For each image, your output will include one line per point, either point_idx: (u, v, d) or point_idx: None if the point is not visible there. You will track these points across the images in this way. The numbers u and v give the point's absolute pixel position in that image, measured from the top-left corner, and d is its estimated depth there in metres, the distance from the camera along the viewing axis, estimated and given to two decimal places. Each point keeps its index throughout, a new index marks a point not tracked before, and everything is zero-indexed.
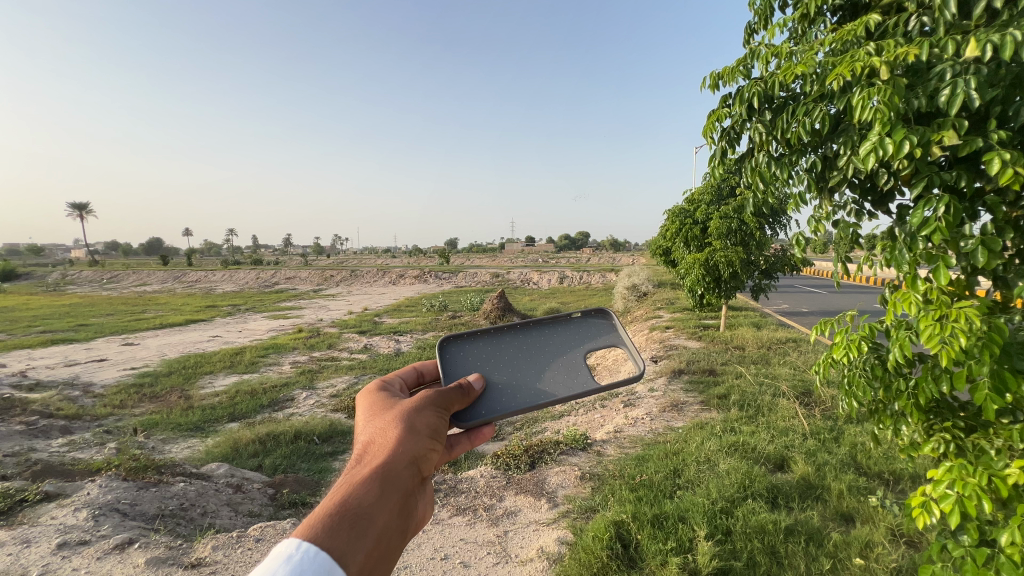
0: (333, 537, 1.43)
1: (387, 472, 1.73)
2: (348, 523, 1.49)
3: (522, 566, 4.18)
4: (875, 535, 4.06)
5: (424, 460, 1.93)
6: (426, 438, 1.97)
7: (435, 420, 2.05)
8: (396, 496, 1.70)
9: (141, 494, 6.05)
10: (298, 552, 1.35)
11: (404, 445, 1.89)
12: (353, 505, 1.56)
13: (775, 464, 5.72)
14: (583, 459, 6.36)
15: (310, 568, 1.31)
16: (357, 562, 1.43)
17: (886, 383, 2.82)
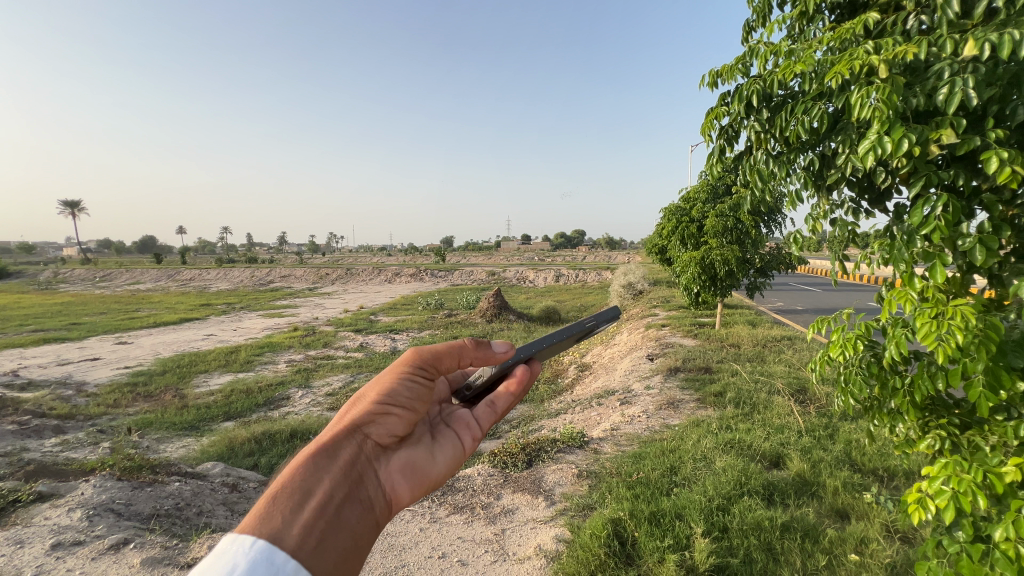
0: (263, 518, 1.42)
1: (325, 447, 1.72)
2: (278, 501, 1.48)
3: (520, 564, 4.18)
4: (870, 531, 4.10)
5: (377, 424, 1.89)
6: (375, 402, 1.93)
7: (388, 382, 1.98)
8: (337, 465, 1.68)
9: (135, 494, 6.01)
10: (231, 544, 1.33)
11: (348, 416, 1.87)
12: (287, 483, 1.55)
13: (771, 462, 5.76)
14: (580, 456, 6.38)
15: (245, 559, 1.30)
16: (292, 534, 1.40)
17: (883, 380, 2.84)
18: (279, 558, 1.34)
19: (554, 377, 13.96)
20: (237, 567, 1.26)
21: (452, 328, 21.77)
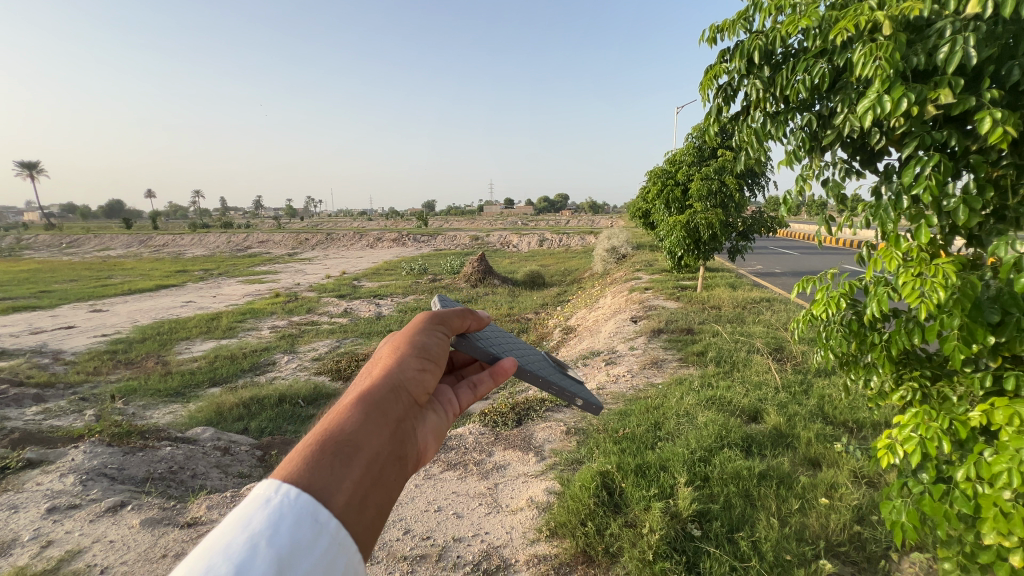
0: (315, 468, 1.42)
1: (372, 401, 1.74)
2: (330, 453, 1.48)
3: (513, 515, 4.37)
4: (840, 477, 4.40)
5: (415, 382, 1.97)
6: (413, 359, 2.01)
7: (422, 340, 2.10)
8: (381, 423, 1.71)
9: (127, 459, 6.04)
10: (277, 493, 1.30)
11: (391, 371, 1.92)
12: (337, 434, 1.56)
13: (749, 416, 6.04)
14: (568, 414, 6.61)
15: (291, 510, 1.27)
16: (343, 489, 1.41)
17: (861, 337, 2.97)
18: (322, 512, 1.32)
19: (539, 340, 14.18)
20: (282, 521, 1.22)
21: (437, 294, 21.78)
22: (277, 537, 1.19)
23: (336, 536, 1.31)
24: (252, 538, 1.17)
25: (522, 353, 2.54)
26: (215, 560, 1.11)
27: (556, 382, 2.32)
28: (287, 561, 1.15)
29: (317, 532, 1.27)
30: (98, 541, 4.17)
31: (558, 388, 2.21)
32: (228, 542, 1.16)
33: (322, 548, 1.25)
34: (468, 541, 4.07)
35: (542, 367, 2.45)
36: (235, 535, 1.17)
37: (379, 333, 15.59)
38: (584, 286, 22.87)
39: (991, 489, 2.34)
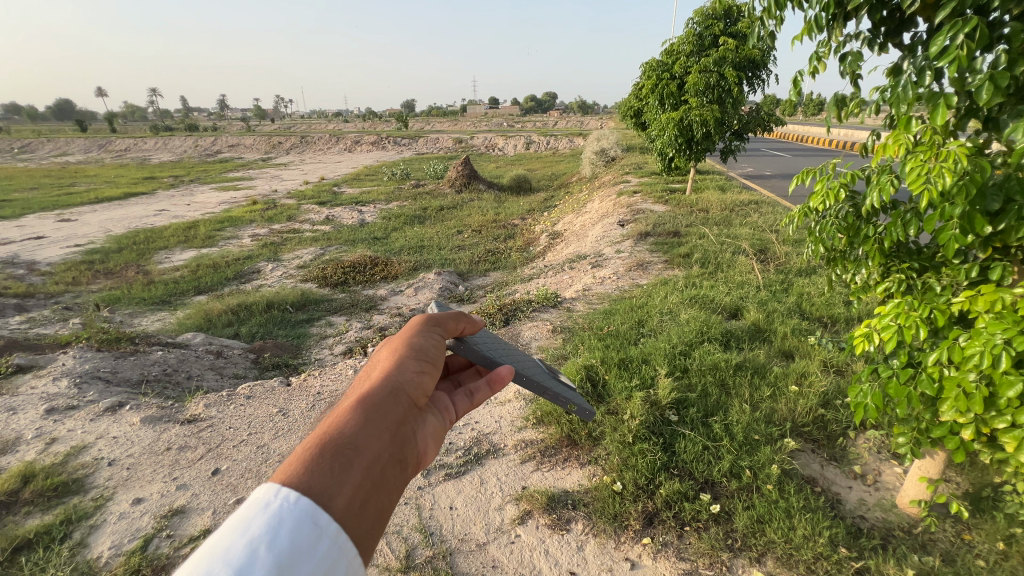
0: (314, 472, 1.33)
1: (371, 404, 1.64)
2: (329, 458, 1.38)
3: (502, 404, 4.61)
4: (810, 367, 4.65)
5: (414, 384, 1.85)
6: (412, 361, 1.90)
7: (419, 342, 2.00)
8: (381, 426, 1.61)
9: (119, 363, 6.11)
10: (277, 497, 1.21)
11: (389, 373, 1.81)
12: (336, 438, 1.47)
13: (730, 313, 6.23)
14: (554, 314, 6.75)
15: (291, 514, 1.18)
16: (342, 494, 1.32)
17: (855, 230, 2.91)
18: (320, 515, 1.23)
19: (525, 245, 14.11)
20: (281, 526, 1.14)
21: (421, 199, 21.11)
22: (276, 544, 1.11)
23: (335, 540, 1.22)
24: (251, 543, 1.09)
25: (517, 359, 2.50)
26: (211, 568, 1.03)
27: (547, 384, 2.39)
28: (287, 567, 1.06)
29: (316, 538, 1.18)
30: (102, 437, 4.31)
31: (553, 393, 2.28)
32: (227, 546, 1.09)
33: (324, 551, 1.16)
34: (459, 430, 4.28)
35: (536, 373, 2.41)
36: (233, 541, 1.09)
37: (363, 240, 15.30)
38: (572, 190, 22.30)
39: (956, 372, 2.47)
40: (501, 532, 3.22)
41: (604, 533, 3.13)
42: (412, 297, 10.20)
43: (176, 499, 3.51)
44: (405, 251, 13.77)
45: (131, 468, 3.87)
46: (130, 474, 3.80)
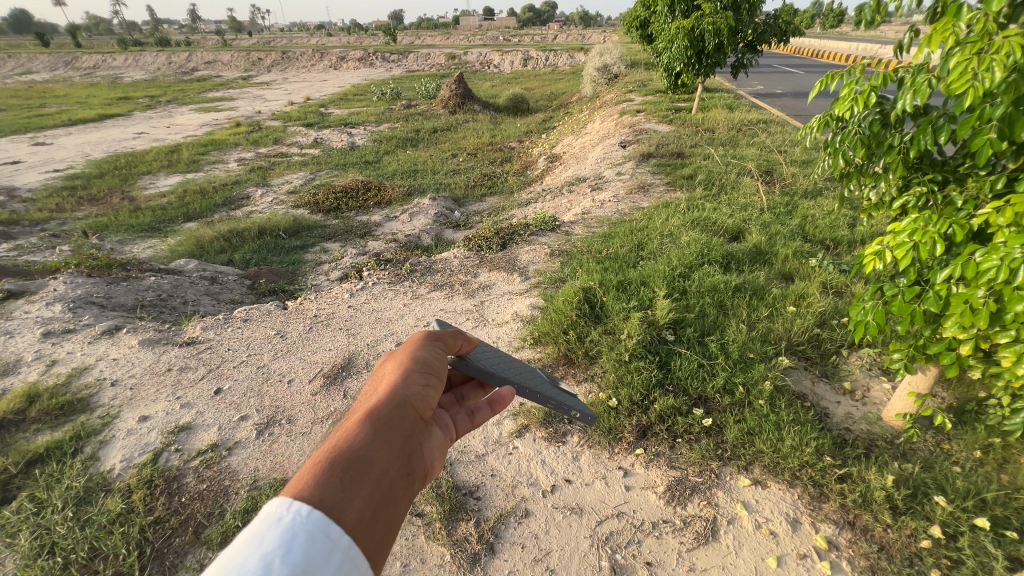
0: (324, 487, 1.25)
1: (380, 415, 1.55)
2: (338, 473, 1.30)
3: (499, 327, 4.60)
4: (810, 288, 4.61)
5: (423, 397, 1.74)
6: (418, 374, 1.78)
7: (426, 353, 1.89)
8: (391, 437, 1.52)
9: (112, 288, 6.05)
10: (289, 511, 1.14)
11: (396, 386, 1.69)
12: (344, 452, 1.38)
13: (731, 236, 6.09)
14: (552, 238, 6.61)
15: (304, 530, 1.11)
16: (353, 508, 1.24)
17: (879, 140, 2.71)
18: (333, 529, 1.17)
19: (523, 169, 13.59)
20: (294, 543, 1.07)
21: (413, 120, 20.01)
22: (292, 560, 1.04)
23: (348, 555, 1.15)
24: (266, 558, 1.02)
25: (515, 366, 2.34)
26: None
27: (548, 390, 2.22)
28: None
29: (329, 552, 1.11)
30: (102, 359, 4.34)
31: (553, 401, 2.10)
32: (241, 561, 1.02)
33: (336, 566, 1.10)
34: None
35: (534, 381, 2.25)
36: (247, 556, 1.02)
37: (354, 164, 14.68)
38: (572, 110, 21.10)
39: (965, 289, 2.41)
40: (500, 444, 3.32)
41: (599, 445, 3.23)
42: (407, 222, 9.96)
43: (181, 416, 3.59)
44: (398, 176, 13.26)
45: (134, 388, 3.92)
46: (134, 393, 3.86)
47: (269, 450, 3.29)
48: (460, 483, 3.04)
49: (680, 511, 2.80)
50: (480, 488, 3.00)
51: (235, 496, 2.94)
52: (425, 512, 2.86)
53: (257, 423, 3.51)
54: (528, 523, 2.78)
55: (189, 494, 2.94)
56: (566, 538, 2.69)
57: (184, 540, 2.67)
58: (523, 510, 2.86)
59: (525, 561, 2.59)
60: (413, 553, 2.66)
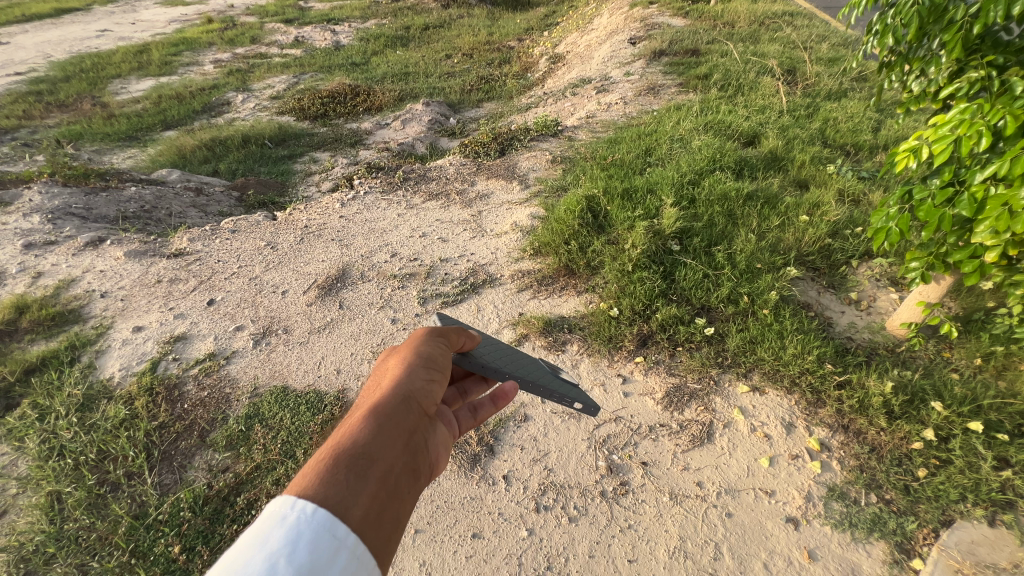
0: (325, 487, 1.08)
1: (383, 409, 1.33)
2: (340, 472, 1.13)
3: (498, 237, 4.41)
4: (825, 197, 4.36)
5: (428, 391, 1.50)
6: (422, 368, 1.53)
7: (430, 347, 1.62)
8: (395, 433, 1.31)
9: (92, 199, 5.75)
10: (294, 509, 1.01)
11: (399, 380, 1.46)
12: (343, 450, 1.19)
13: (746, 141, 5.68)
14: (554, 144, 6.18)
15: (311, 527, 0.99)
16: (357, 508, 1.09)
17: (937, 14, 2.32)
18: (340, 526, 1.03)
19: (523, 71, 12.51)
20: (300, 544, 0.95)
21: (402, 15, 18.10)
22: (299, 558, 0.93)
23: (356, 556, 1.01)
24: (270, 558, 0.92)
25: (515, 353, 1.98)
26: None
27: (548, 375, 1.81)
28: None
29: (335, 551, 0.98)
30: (89, 271, 4.21)
31: (548, 391, 1.69)
32: (244, 561, 0.91)
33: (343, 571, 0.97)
34: (455, 261, 4.14)
35: (535, 369, 1.87)
36: (251, 557, 0.91)
37: (340, 65, 13.49)
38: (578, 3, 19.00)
39: (1005, 190, 2.21)
40: None
41: (598, 354, 3.21)
42: (399, 130, 9.33)
43: (176, 327, 3.54)
44: (388, 79, 12.24)
45: (125, 300, 3.83)
46: (125, 305, 3.78)
47: (267, 360, 3.27)
48: None
49: (678, 416, 2.83)
50: None
51: (237, 401, 2.98)
52: None
53: (253, 334, 3.47)
54: (527, 426, 2.82)
55: (191, 401, 2.96)
56: (564, 440, 2.74)
57: (190, 443, 2.73)
58: (522, 414, 2.88)
59: (524, 461, 2.66)
60: None
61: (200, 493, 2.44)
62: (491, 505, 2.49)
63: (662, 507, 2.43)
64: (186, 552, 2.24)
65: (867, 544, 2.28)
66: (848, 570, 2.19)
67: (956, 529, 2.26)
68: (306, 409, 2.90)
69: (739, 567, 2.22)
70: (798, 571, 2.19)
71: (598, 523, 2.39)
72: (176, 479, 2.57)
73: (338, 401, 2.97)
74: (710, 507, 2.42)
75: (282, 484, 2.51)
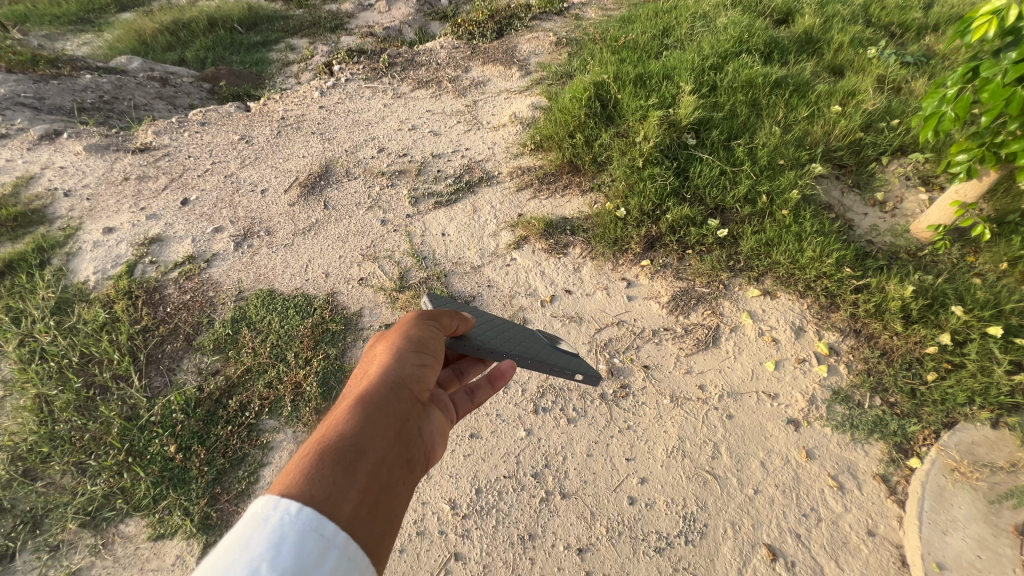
0: (307, 486, 0.92)
1: (372, 400, 1.15)
2: (323, 469, 0.96)
3: (495, 131, 3.98)
4: (862, 84, 3.87)
5: (421, 377, 1.30)
6: (413, 353, 1.32)
7: (423, 329, 1.41)
8: (386, 425, 1.13)
9: (43, 88, 5.15)
10: (276, 508, 0.85)
11: (388, 367, 1.26)
12: (328, 446, 1.02)
13: (779, 20, 4.97)
14: (559, 24, 5.42)
15: (297, 527, 0.84)
16: (346, 508, 0.93)
17: None
18: (329, 524, 0.87)
19: None
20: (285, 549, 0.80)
21: None
22: (283, 563, 0.78)
23: (348, 559, 0.86)
24: (252, 562, 0.77)
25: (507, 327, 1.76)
26: None
27: (546, 346, 1.63)
28: None
29: (324, 553, 0.83)
30: (49, 168, 3.85)
31: (550, 366, 1.51)
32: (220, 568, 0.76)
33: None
34: (448, 157, 3.77)
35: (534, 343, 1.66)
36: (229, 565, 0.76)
37: None
38: None
39: None
40: (497, 256, 3.09)
41: (602, 257, 3.02)
42: (384, 12, 8.25)
43: (149, 228, 3.28)
44: None
45: (92, 199, 3.54)
46: (93, 205, 3.50)
47: (251, 263, 3.08)
48: (455, 294, 2.89)
49: (683, 320, 2.72)
50: (476, 299, 2.85)
51: (222, 305, 2.83)
52: None
53: (233, 235, 3.23)
54: None
55: (173, 305, 2.82)
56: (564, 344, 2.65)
57: (176, 347, 2.62)
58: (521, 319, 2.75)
59: None
60: None
61: (191, 395, 2.39)
62: (489, 406, 2.43)
63: (662, 409, 2.40)
64: (183, 451, 2.22)
65: (865, 444, 2.27)
66: (844, 468, 2.20)
67: (958, 430, 2.23)
68: (294, 313, 2.76)
69: (736, 465, 2.22)
70: (795, 469, 2.20)
71: (596, 424, 2.36)
72: (165, 382, 2.50)
73: (327, 305, 2.83)
74: (710, 410, 2.39)
75: (274, 386, 2.45)
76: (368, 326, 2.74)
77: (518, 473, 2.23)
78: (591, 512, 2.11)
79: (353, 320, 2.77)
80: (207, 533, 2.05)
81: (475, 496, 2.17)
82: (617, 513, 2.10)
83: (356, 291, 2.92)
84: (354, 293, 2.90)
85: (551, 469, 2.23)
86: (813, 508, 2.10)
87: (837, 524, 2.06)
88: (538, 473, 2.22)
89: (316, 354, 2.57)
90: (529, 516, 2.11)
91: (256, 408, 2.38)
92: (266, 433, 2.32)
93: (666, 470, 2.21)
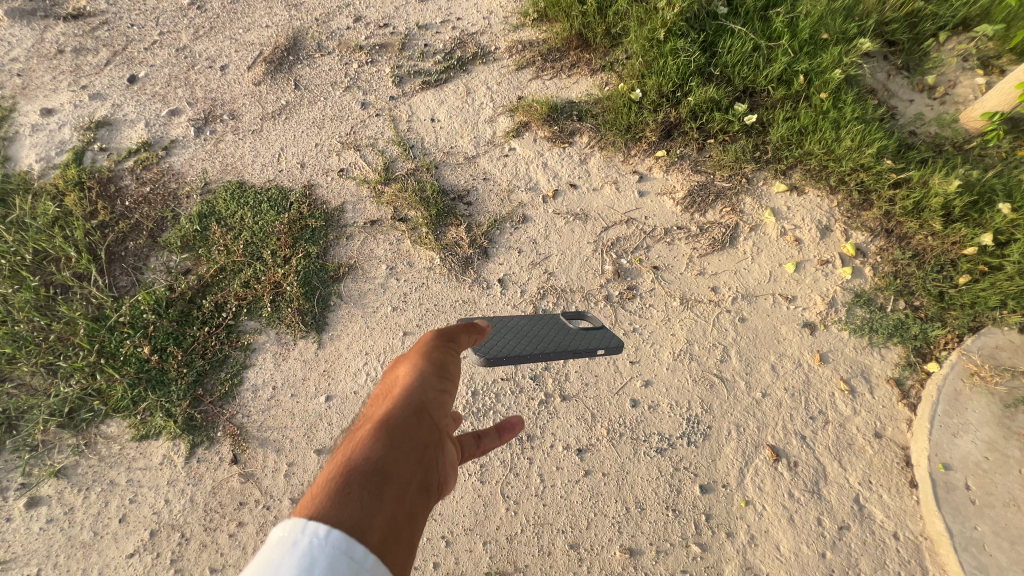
0: (331, 512, 0.75)
1: (399, 417, 0.97)
2: (349, 495, 0.79)
3: None
4: None
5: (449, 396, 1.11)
6: (438, 367, 1.13)
7: (449, 345, 1.21)
8: (418, 448, 0.95)
9: None
10: (303, 532, 0.70)
11: (413, 383, 1.07)
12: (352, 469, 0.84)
13: None
14: None
15: (328, 552, 0.68)
16: (375, 539, 0.75)
17: None
18: (359, 552, 0.71)
19: None
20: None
21: None
22: None
23: None
24: None
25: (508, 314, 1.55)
26: None
27: (556, 328, 1.51)
28: None
29: None
30: None
31: (573, 352, 1.42)
32: None
33: None
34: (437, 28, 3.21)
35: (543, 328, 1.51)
36: None
37: None
38: None
39: None
40: (493, 146, 2.73)
41: (612, 147, 2.67)
42: None
43: (95, 110, 2.83)
44: None
45: (23, 74, 2.96)
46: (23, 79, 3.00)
47: (215, 152, 2.70)
48: (447, 188, 2.58)
49: (699, 219, 2.47)
50: (471, 193, 2.56)
51: (187, 199, 2.53)
52: (410, 217, 2.48)
53: (191, 119, 2.79)
54: (526, 229, 2.46)
55: (132, 198, 2.50)
56: (567, 244, 2.41)
57: (140, 244, 2.37)
58: (520, 216, 2.49)
59: (522, 265, 2.36)
60: (399, 256, 2.39)
61: (161, 295, 2.19)
62: (485, 309, 2.27)
63: (671, 312, 2.24)
64: (158, 352, 2.08)
65: (882, 349, 2.15)
66: (858, 372, 2.10)
67: (983, 335, 2.11)
68: (268, 208, 2.48)
69: (746, 369, 2.12)
70: (806, 373, 2.10)
71: None
72: (132, 282, 2.30)
73: (304, 199, 2.53)
74: (722, 313, 2.23)
75: (251, 286, 2.25)
76: (351, 223, 2.48)
77: (516, 375, 2.09)
78: (592, 415, 2.03)
79: (334, 216, 2.49)
80: (193, 433, 1.98)
81: (471, 398, 2.07)
82: (619, 416, 2.03)
83: (336, 184, 2.60)
84: (334, 187, 2.59)
85: (551, 372, 2.10)
86: (822, 411, 2.03)
87: (844, 426, 2.00)
88: (537, 375, 2.09)
89: (296, 254, 2.34)
90: (528, 418, 2.03)
91: (233, 309, 2.19)
92: (246, 335, 2.17)
93: (671, 373, 2.10)
